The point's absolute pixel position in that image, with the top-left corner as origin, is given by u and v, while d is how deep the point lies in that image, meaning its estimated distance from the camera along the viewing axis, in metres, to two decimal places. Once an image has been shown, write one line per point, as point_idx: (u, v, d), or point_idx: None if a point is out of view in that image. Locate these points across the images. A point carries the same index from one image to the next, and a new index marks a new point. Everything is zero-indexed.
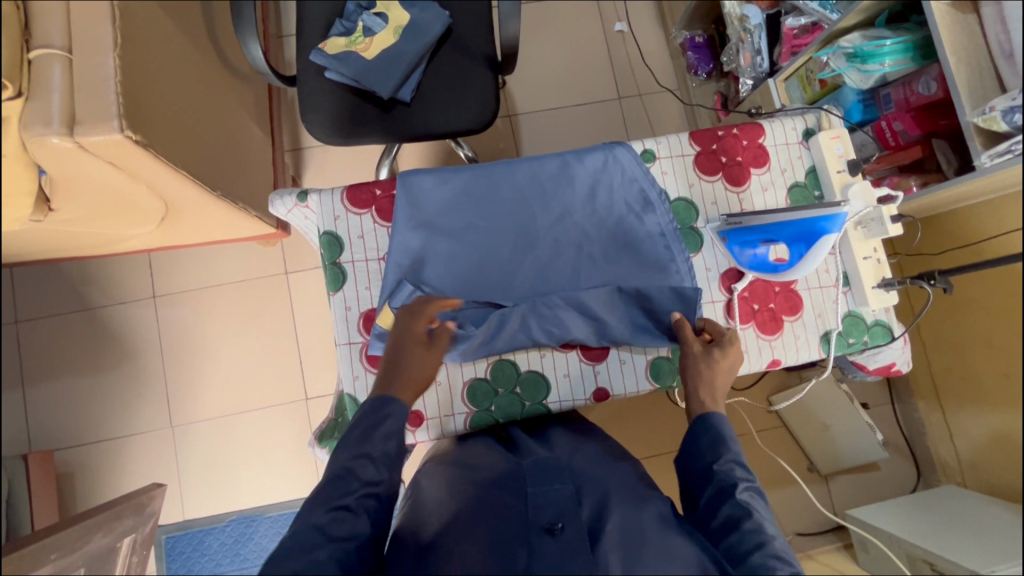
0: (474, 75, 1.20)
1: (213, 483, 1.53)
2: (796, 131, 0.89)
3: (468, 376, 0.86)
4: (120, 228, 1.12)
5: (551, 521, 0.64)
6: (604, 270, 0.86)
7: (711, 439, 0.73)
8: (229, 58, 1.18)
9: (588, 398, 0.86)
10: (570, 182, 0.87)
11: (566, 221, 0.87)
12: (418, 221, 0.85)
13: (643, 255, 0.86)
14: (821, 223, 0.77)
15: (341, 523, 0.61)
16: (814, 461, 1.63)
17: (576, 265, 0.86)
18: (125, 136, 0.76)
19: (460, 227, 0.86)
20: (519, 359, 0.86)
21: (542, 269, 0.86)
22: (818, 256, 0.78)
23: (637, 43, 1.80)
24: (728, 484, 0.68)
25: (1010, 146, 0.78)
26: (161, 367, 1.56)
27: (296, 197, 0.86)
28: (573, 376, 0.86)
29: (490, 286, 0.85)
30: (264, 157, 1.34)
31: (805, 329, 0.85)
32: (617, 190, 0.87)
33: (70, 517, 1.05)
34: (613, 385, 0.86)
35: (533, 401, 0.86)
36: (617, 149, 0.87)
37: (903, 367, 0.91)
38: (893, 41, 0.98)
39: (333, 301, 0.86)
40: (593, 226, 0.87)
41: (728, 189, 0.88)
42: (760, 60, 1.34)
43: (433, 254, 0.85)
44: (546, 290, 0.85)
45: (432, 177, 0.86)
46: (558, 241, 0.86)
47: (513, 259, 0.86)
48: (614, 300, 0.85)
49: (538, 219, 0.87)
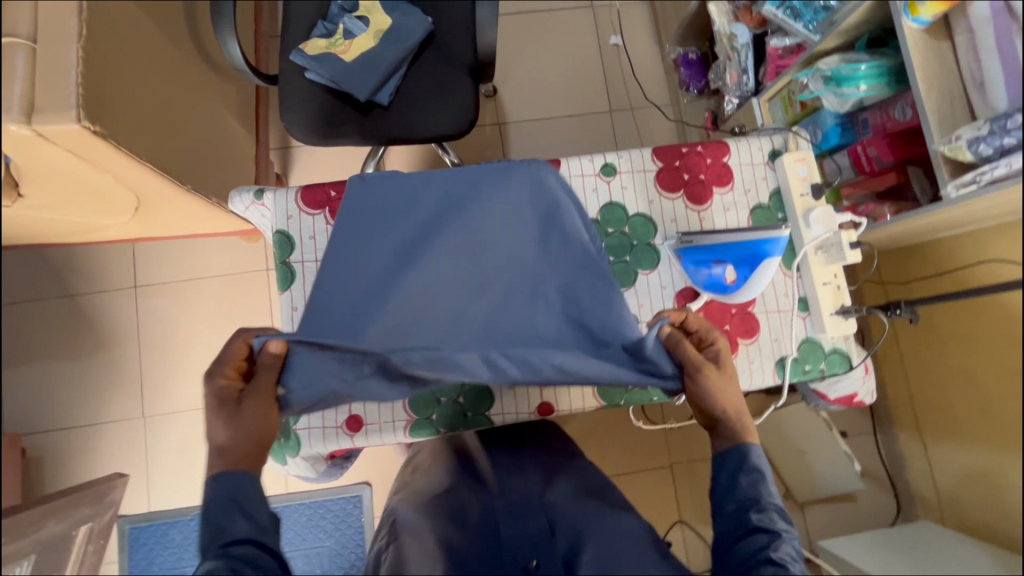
0: (454, 82, 1.20)
1: (181, 475, 1.53)
2: (762, 151, 0.88)
3: None
4: (94, 218, 1.13)
5: (526, 559, 0.72)
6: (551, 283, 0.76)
7: (749, 483, 0.68)
8: (211, 55, 1.19)
9: (533, 412, 0.85)
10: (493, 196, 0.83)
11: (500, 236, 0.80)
12: (368, 219, 0.82)
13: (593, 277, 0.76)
14: (764, 246, 0.76)
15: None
16: (790, 488, 1.58)
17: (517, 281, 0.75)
18: (82, 126, 0.77)
19: (413, 234, 0.81)
20: None
21: (487, 285, 0.75)
22: (764, 277, 0.77)
23: (630, 57, 1.79)
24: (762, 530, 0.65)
25: (975, 176, 0.76)
26: (137, 357, 1.57)
27: (253, 194, 0.85)
28: (520, 391, 0.85)
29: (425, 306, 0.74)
30: (245, 153, 1.35)
31: (760, 355, 0.83)
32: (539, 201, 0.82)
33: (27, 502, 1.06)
34: (559, 400, 0.85)
35: (475, 413, 0.85)
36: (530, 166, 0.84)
37: (864, 399, 0.89)
38: (869, 65, 0.97)
39: (281, 300, 0.82)
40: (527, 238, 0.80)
41: (688, 207, 0.86)
42: (746, 79, 1.33)
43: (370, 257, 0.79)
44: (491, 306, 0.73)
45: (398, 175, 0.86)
46: (510, 255, 0.78)
47: (456, 273, 0.76)
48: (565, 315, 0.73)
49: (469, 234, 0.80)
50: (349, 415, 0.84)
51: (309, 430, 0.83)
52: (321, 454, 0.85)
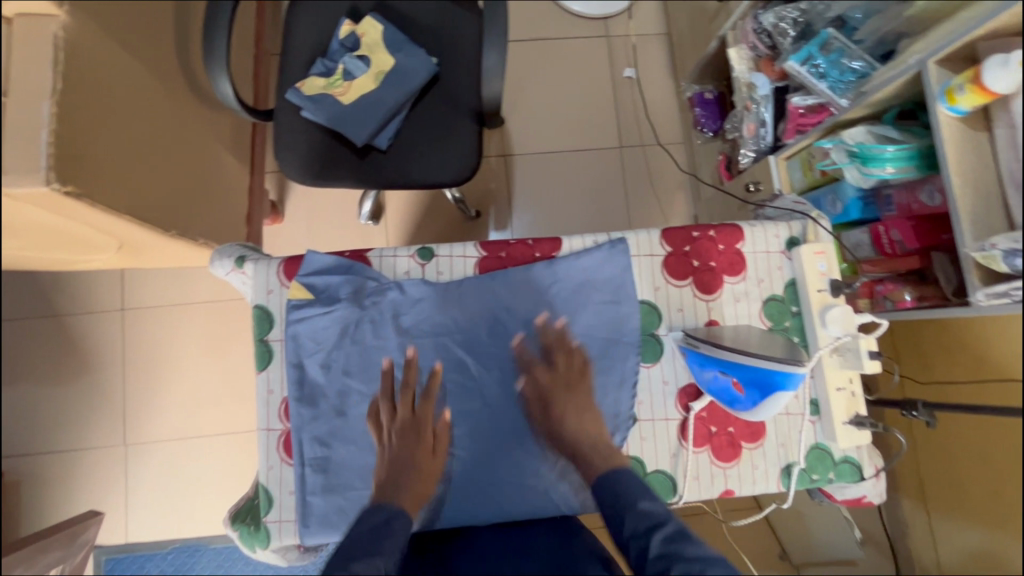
0: (457, 127, 1.14)
1: (159, 508, 1.49)
2: (778, 239, 0.82)
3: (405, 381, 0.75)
4: (74, 255, 1.08)
5: None
6: (444, 315, 0.77)
7: (614, 491, 0.65)
8: (203, 87, 1.13)
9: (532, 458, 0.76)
10: (341, 326, 0.75)
11: (378, 331, 0.75)
12: (326, 396, 0.74)
13: (430, 300, 0.76)
14: (779, 376, 0.65)
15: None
16: (789, 552, 1.61)
17: (443, 345, 0.76)
18: (52, 188, 0.72)
19: (349, 359, 0.75)
20: (461, 422, 0.76)
21: (436, 352, 0.76)
22: (774, 407, 0.67)
23: (643, 91, 1.73)
24: (686, 559, 0.56)
25: (1008, 290, 0.71)
26: (121, 382, 1.53)
27: (233, 261, 0.79)
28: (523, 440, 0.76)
29: (435, 388, 0.76)
30: (237, 186, 1.29)
31: (765, 460, 0.78)
32: (338, 315, 0.74)
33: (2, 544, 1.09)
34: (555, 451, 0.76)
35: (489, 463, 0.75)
36: (294, 325, 0.74)
37: (873, 500, 0.82)
38: (896, 148, 0.90)
39: (258, 380, 0.76)
40: (384, 308, 0.76)
41: (697, 295, 0.80)
42: (764, 133, 1.27)
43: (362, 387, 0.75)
44: (497, 412, 0.76)
45: (530, 345, 0.77)
46: (404, 317, 0.76)
47: (409, 360, 0.76)
48: (493, 323, 0.77)
49: (368, 339, 0.75)
50: (303, 505, 0.73)
51: (267, 524, 0.75)
52: (293, 545, 0.76)
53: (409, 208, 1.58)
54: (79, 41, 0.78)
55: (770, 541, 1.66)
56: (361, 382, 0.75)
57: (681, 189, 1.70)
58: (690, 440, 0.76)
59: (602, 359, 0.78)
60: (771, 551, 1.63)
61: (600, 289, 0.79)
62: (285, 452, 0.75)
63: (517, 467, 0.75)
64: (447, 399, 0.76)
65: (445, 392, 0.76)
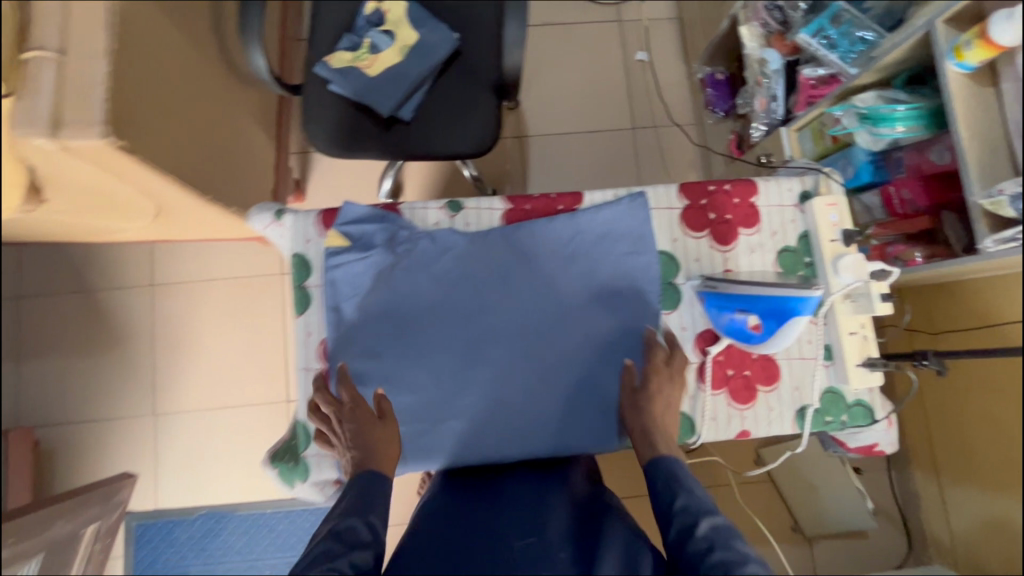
0: (477, 99, 1.18)
1: (188, 477, 1.54)
2: (792, 193, 0.85)
3: (437, 325, 0.80)
4: (113, 222, 1.13)
5: None
6: (472, 262, 0.81)
7: (665, 474, 0.71)
8: (235, 62, 1.18)
9: (557, 399, 0.80)
10: (376, 271, 0.80)
11: (410, 278, 0.80)
12: (363, 338, 0.80)
13: (458, 249, 0.81)
14: (795, 303, 0.70)
15: (353, 551, 0.62)
16: (800, 521, 1.56)
17: (472, 291, 0.81)
18: (108, 141, 0.77)
19: (384, 303, 0.80)
20: (489, 364, 0.80)
21: (465, 298, 0.81)
22: (791, 333, 0.73)
23: (656, 74, 1.77)
24: (727, 547, 0.61)
25: (1015, 234, 0.74)
26: (150, 354, 1.58)
27: (272, 215, 0.84)
28: (549, 382, 0.80)
29: (463, 331, 0.80)
30: (265, 160, 1.34)
31: (780, 403, 0.81)
32: (372, 261, 0.80)
33: (41, 501, 1.13)
34: (579, 391, 0.81)
35: (516, 404, 0.79)
36: (332, 271, 0.79)
37: (886, 450, 0.87)
38: (907, 107, 0.93)
39: (296, 324, 0.83)
40: (416, 255, 0.80)
41: (713, 247, 0.84)
42: (775, 107, 1.29)
43: (396, 331, 0.80)
44: (523, 355, 0.80)
45: (594, 316, 0.81)
46: (434, 264, 0.80)
47: (439, 304, 0.80)
48: (520, 271, 0.81)
49: (400, 285, 0.80)
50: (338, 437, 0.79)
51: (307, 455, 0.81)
52: (330, 479, 0.81)
53: (428, 188, 1.63)
54: (129, 6, 0.83)
55: (778, 507, 1.60)
56: (394, 325, 0.80)
57: (694, 169, 1.73)
58: (709, 382, 0.80)
59: (623, 306, 0.82)
60: (782, 521, 1.58)
61: (621, 241, 0.82)
62: (323, 390, 0.82)
63: (542, 407, 0.80)
64: (476, 342, 0.80)
65: (474, 336, 0.80)
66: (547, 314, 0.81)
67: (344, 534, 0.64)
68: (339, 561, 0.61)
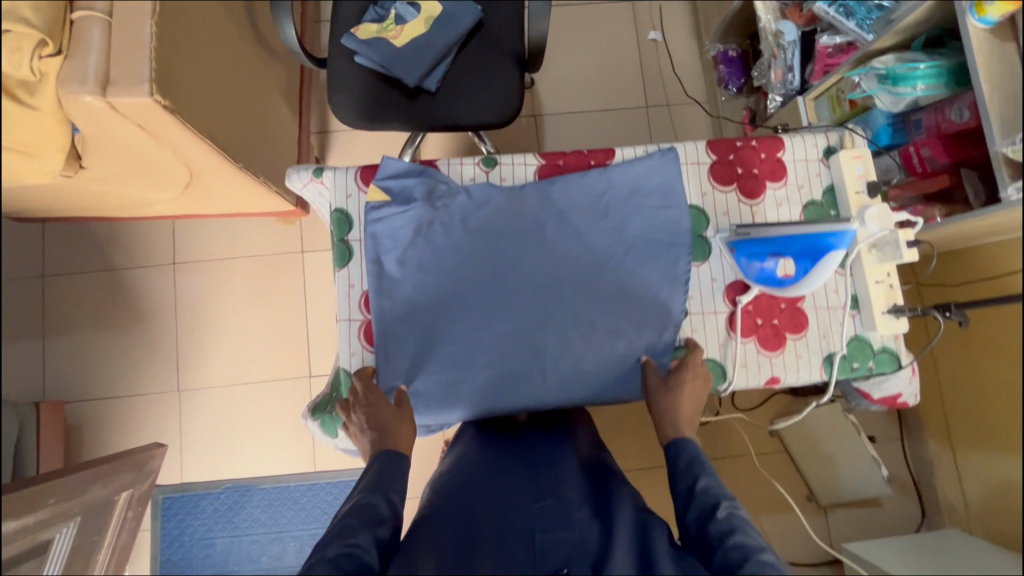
0: (501, 70, 1.21)
1: (213, 450, 1.57)
2: (817, 148, 0.88)
3: (473, 276, 0.82)
4: (145, 193, 1.15)
5: None
6: (507, 215, 0.83)
7: (686, 459, 0.75)
8: (263, 35, 1.21)
9: (591, 348, 0.82)
10: (415, 225, 0.82)
11: (447, 231, 0.83)
12: (402, 289, 0.82)
13: (494, 202, 0.83)
14: (829, 239, 0.77)
15: (371, 525, 0.66)
16: (814, 491, 1.59)
17: (507, 244, 0.83)
18: (154, 100, 0.79)
19: (422, 255, 0.82)
20: (525, 313, 0.81)
21: (501, 250, 0.83)
22: (825, 272, 0.77)
23: (669, 53, 1.79)
24: (745, 532, 0.65)
25: None
26: (173, 331, 1.60)
27: (311, 172, 0.87)
28: (583, 331, 0.82)
29: (499, 282, 0.82)
30: (289, 135, 1.37)
31: (808, 350, 0.84)
32: (411, 215, 0.82)
33: (76, 466, 1.15)
34: (614, 340, 0.82)
35: (551, 354, 0.81)
36: (373, 226, 0.82)
37: (907, 401, 0.88)
38: (928, 65, 0.97)
39: (338, 277, 0.86)
40: (453, 209, 0.83)
41: (741, 201, 0.86)
42: (792, 77, 1.31)
43: (435, 282, 0.82)
44: (558, 304, 0.82)
45: (626, 267, 0.83)
46: (471, 217, 0.83)
47: (476, 256, 0.82)
48: (553, 223, 0.83)
49: (438, 237, 0.82)
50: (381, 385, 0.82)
51: None
52: None
53: None
54: None
55: (792, 476, 1.63)
56: (433, 276, 0.82)
57: None
58: (739, 330, 0.83)
59: (655, 257, 0.84)
60: (797, 490, 1.62)
61: (652, 193, 0.85)
62: (366, 341, 0.85)
63: (577, 356, 0.81)
64: (511, 292, 0.82)
65: (509, 287, 0.82)
66: (581, 265, 0.83)
67: (374, 521, 0.67)
68: (361, 535, 0.64)
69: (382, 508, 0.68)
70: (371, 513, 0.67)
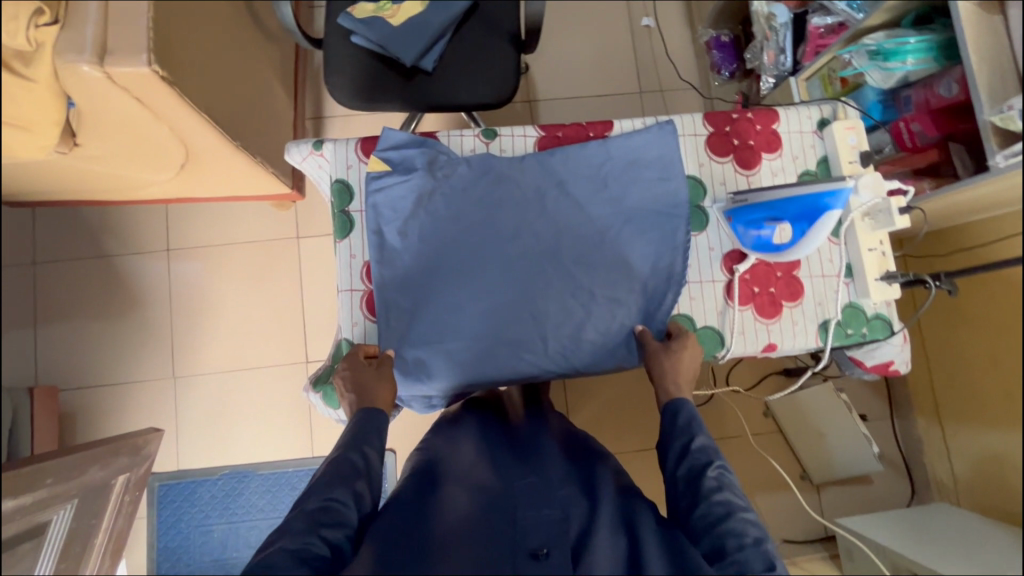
0: (497, 50, 1.21)
1: (209, 437, 1.56)
2: (811, 120, 0.89)
3: (473, 245, 0.83)
4: (139, 173, 1.14)
5: None
6: (506, 184, 0.84)
7: (686, 417, 0.75)
8: (258, 14, 1.20)
9: (591, 316, 0.83)
10: (415, 194, 0.83)
11: (447, 200, 0.84)
12: (404, 259, 0.83)
13: (493, 171, 0.84)
14: (826, 199, 0.76)
15: (351, 479, 0.66)
16: (809, 469, 1.62)
17: (506, 213, 0.83)
18: (152, 70, 0.79)
19: (423, 224, 0.83)
20: (525, 282, 0.82)
21: (500, 219, 0.83)
22: (822, 233, 0.77)
23: (662, 39, 1.80)
24: (733, 491, 0.67)
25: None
26: (168, 318, 1.59)
27: (311, 145, 0.87)
28: (582, 299, 0.83)
29: (500, 251, 0.83)
30: (284, 117, 1.36)
31: (803, 317, 0.85)
32: (411, 185, 0.83)
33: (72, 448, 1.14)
34: (613, 308, 0.83)
35: (551, 321, 0.82)
36: (374, 196, 0.83)
37: (900, 369, 0.89)
38: (918, 39, 0.98)
39: (339, 248, 0.87)
40: (453, 179, 0.84)
41: (737, 171, 0.88)
42: (784, 59, 1.34)
43: (435, 251, 0.83)
44: (558, 272, 0.83)
45: (624, 235, 0.84)
46: (470, 187, 0.84)
47: (476, 226, 0.83)
48: (552, 192, 0.84)
49: (438, 207, 0.83)
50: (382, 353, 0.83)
51: None
52: None
53: None
54: None
55: (788, 456, 1.67)
56: (433, 246, 0.83)
57: None
58: (736, 298, 0.85)
59: (652, 226, 0.85)
60: (792, 469, 1.65)
61: (649, 163, 0.86)
62: (369, 311, 0.86)
63: (577, 324, 0.82)
64: (511, 260, 0.83)
65: (509, 255, 0.83)
66: (579, 233, 0.83)
67: (354, 480, 0.66)
68: (339, 490, 0.64)
69: (359, 464, 0.68)
70: (347, 471, 0.67)
